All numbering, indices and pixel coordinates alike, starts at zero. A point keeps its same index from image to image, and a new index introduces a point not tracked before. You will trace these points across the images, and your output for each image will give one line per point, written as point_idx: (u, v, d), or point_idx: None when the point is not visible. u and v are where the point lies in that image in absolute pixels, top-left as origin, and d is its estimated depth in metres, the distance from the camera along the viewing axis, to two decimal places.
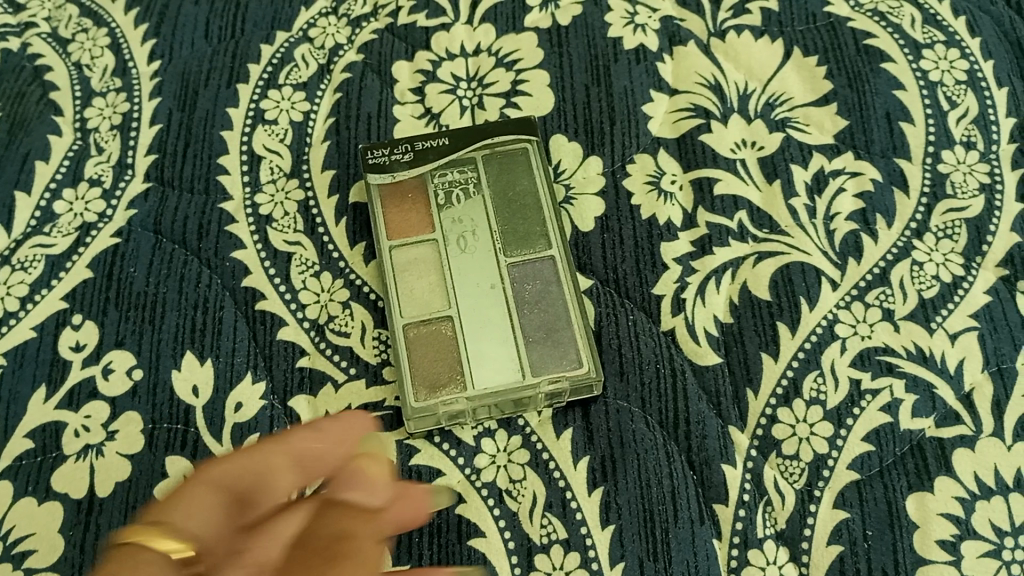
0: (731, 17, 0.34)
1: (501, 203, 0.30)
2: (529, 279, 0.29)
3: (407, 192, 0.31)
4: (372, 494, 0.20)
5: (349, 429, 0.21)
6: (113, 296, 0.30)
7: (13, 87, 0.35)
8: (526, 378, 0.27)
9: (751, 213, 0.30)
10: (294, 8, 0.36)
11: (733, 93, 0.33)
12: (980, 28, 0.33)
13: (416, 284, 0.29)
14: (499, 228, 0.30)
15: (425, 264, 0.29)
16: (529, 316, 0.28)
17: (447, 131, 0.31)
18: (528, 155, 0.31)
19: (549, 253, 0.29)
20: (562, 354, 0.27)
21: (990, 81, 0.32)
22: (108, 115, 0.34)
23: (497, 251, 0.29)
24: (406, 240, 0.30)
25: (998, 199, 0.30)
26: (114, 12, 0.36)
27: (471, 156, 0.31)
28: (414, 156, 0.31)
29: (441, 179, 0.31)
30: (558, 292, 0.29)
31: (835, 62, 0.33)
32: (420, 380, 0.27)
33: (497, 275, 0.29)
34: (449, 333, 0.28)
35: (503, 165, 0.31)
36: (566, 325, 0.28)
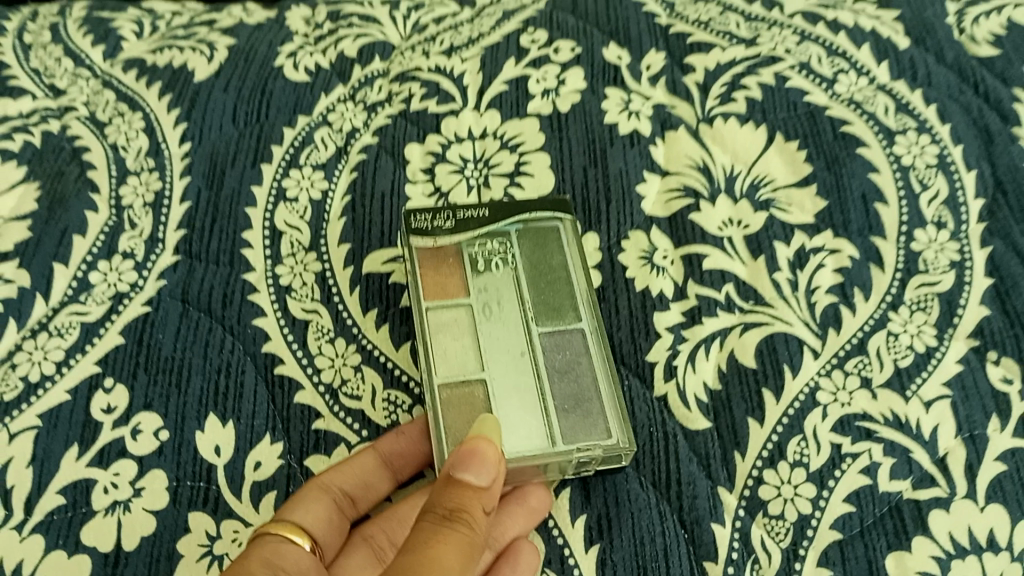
0: (718, 105, 0.37)
1: (534, 278, 0.32)
2: (559, 350, 0.30)
3: (443, 259, 0.33)
4: (480, 478, 0.24)
5: (472, 454, 0.24)
6: (142, 361, 0.32)
7: (53, 166, 0.37)
8: (555, 444, 0.28)
9: (737, 286, 0.33)
10: (315, 95, 0.39)
11: (720, 175, 0.35)
12: (949, 116, 0.36)
13: (450, 346, 0.30)
14: (531, 301, 0.32)
15: (460, 328, 0.31)
16: (558, 386, 0.30)
17: (487, 202, 0.33)
18: (557, 234, 0.33)
19: (578, 326, 0.31)
20: (591, 422, 0.29)
21: (959, 166, 0.35)
22: (142, 192, 0.36)
23: (529, 322, 0.31)
24: (443, 304, 0.31)
25: (967, 275, 0.32)
26: (149, 98, 0.40)
27: (507, 230, 0.33)
28: (454, 222, 0.33)
29: (478, 249, 0.33)
30: (587, 364, 0.30)
31: (815, 146, 0.36)
32: (452, 440, 0.28)
33: (528, 344, 0.30)
34: (481, 396, 0.29)
35: (535, 242, 0.33)
36: (594, 396, 0.30)
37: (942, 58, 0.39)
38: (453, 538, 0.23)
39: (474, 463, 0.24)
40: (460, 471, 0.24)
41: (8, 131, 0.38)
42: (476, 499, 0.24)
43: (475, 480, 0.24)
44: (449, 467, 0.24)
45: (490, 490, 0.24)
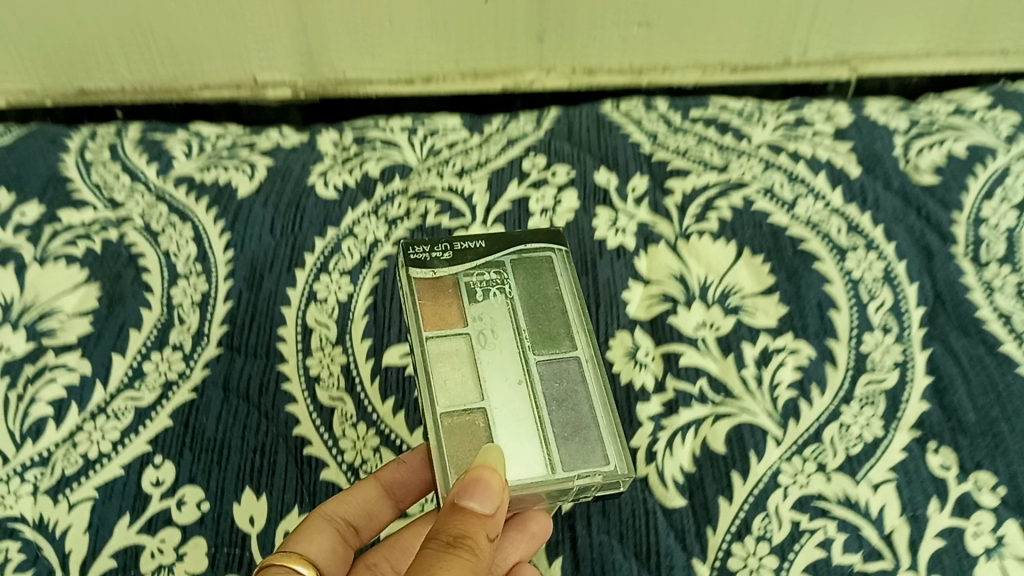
0: (693, 223, 0.43)
1: (529, 306, 0.35)
2: (556, 377, 0.33)
3: (442, 286, 0.35)
4: (483, 506, 0.27)
5: (477, 484, 0.27)
6: (188, 440, 0.36)
7: (113, 269, 0.43)
8: (556, 471, 0.31)
9: (710, 380, 0.37)
10: (342, 210, 0.45)
11: (695, 283, 0.41)
12: (894, 235, 0.42)
13: (450, 372, 0.33)
14: (528, 330, 0.34)
15: (457, 356, 0.33)
16: (556, 413, 0.32)
17: (483, 235, 0.37)
18: (552, 262, 0.36)
19: (573, 354, 0.34)
20: (589, 450, 0.32)
21: (902, 279, 0.40)
22: (190, 292, 0.41)
23: (526, 350, 0.33)
24: (441, 332, 0.34)
25: (909, 374, 0.37)
26: (198, 210, 0.45)
27: (502, 261, 0.36)
28: (450, 252, 0.36)
29: (474, 278, 0.35)
30: (582, 392, 0.33)
31: (777, 260, 0.41)
32: (456, 467, 0.31)
33: (526, 371, 0.33)
34: (481, 425, 0.32)
35: (529, 272, 0.36)
36: (590, 424, 0.32)
37: (889, 186, 0.44)
38: (461, 562, 0.26)
39: (479, 493, 0.27)
40: (466, 500, 0.27)
41: (74, 237, 0.44)
42: (479, 525, 0.27)
43: (479, 507, 0.27)
44: (456, 494, 0.28)
45: (492, 517, 0.28)
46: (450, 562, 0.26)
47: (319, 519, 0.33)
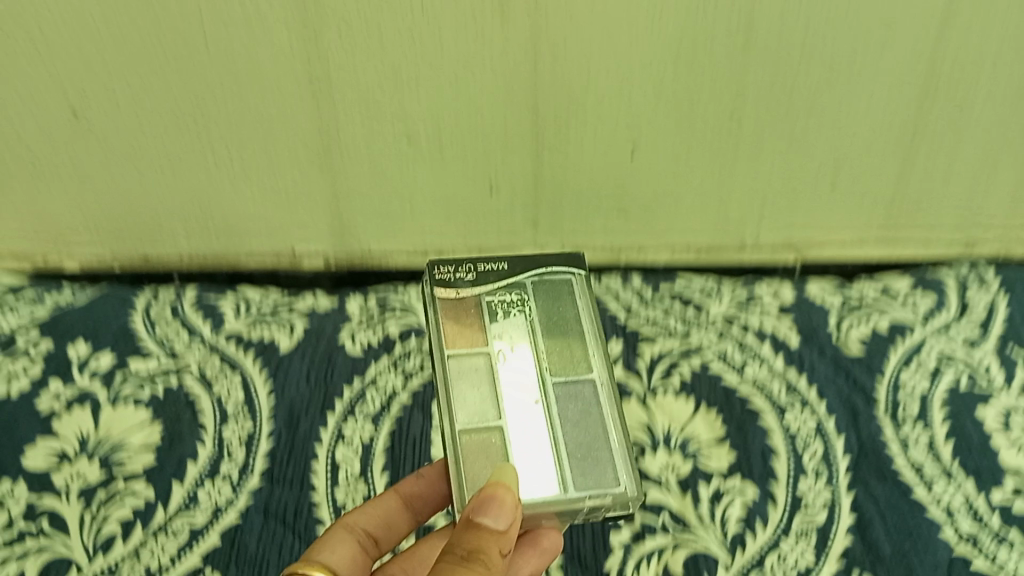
0: (661, 381, 0.52)
1: (548, 332, 0.41)
2: (569, 401, 0.39)
3: (467, 308, 0.41)
4: (494, 522, 0.31)
5: (489, 504, 0.32)
6: (234, 557, 0.44)
7: (173, 411, 0.51)
8: (569, 493, 0.36)
9: (672, 515, 0.45)
10: (367, 364, 0.54)
11: (661, 432, 0.49)
12: (826, 396, 0.50)
13: (471, 390, 0.39)
14: (546, 353, 0.40)
15: (478, 375, 0.39)
16: (570, 435, 0.38)
17: (506, 256, 0.43)
18: (571, 288, 0.43)
19: (587, 378, 0.40)
20: (599, 471, 0.37)
21: (832, 433, 0.48)
22: (238, 431, 0.49)
23: (545, 372, 0.40)
24: (466, 351, 0.40)
25: (836, 513, 0.45)
26: (246, 362, 0.54)
27: (524, 284, 0.42)
28: (475, 273, 0.42)
29: (497, 301, 0.41)
30: (595, 414, 0.39)
31: (729, 415, 0.49)
32: (471, 480, 0.36)
33: (544, 391, 0.39)
34: (496, 441, 0.37)
35: (548, 297, 0.42)
36: (601, 446, 0.38)
37: (824, 354, 0.54)
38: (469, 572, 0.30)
39: (493, 510, 0.32)
40: (479, 516, 0.31)
41: (141, 383, 0.52)
42: (493, 540, 0.31)
43: (493, 524, 0.31)
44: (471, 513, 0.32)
45: (507, 535, 0.32)
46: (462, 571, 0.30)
47: (342, 529, 0.39)
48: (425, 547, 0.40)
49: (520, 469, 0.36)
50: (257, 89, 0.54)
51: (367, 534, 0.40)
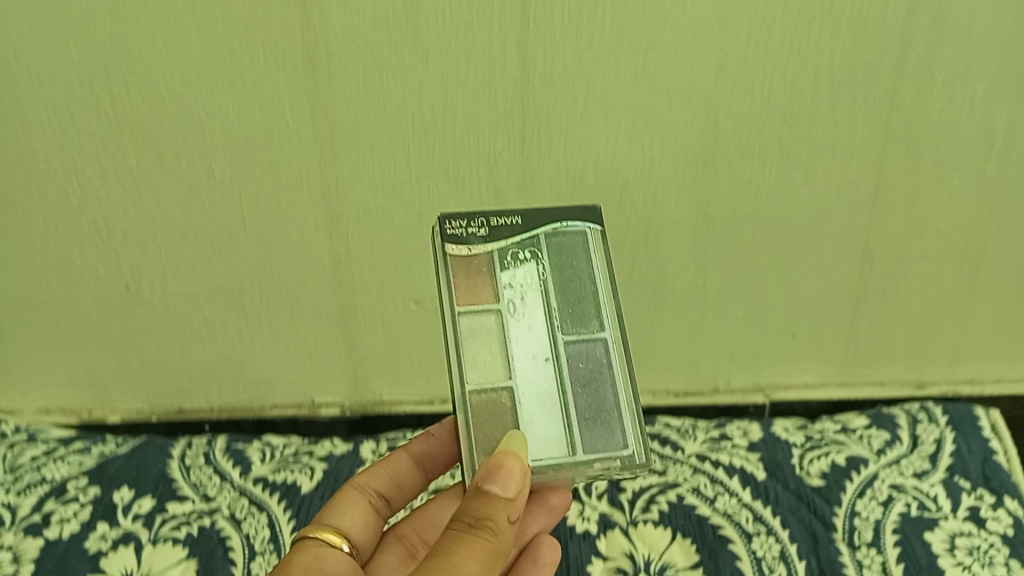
0: (641, 512, 0.58)
1: (560, 286, 0.40)
2: (581, 360, 0.39)
3: (477, 262, 0.39)
4: (502, 490, 0.34)
5: (498, 473, 0.34)
6: None
7: (207, 547, 0.57)
8: (576, 455, 0.37)
9: None
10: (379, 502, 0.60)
11: (641, 559, 0.55)
12: (789, 524, 0.57)
13: (482, 351, 0.38)
14: (559, 308, 0.39)
15: (488, 333, 0.39)
16: (580, 397, 0.38)
17: (519, 211, 0.41)
18: (587, 242, 0.41)
19: (600, 334, 0.39)
20: (611, 437, 0.38)
21: (794, 557, 0.54)
22: (265, 564, 0.56)
23: (557, 330, 0.39)
24: (475, 308, 0.39)
25: None
26: (272, 502, 0.61)
27: (536, 236, 0.40)
28: (486, 229, 0.40)
29: (507, 252, 0.40)
30: (604, 374, 0.39)
31: (702, 542, 0.55)
32: (482, 443, 0.37)
33: (555, 350, 0.39)
34: (506, 402, 0.38)
35: (561, 251, 0.40)
36: (610, 408, 0.38)
37: (787, 485, 0.60)
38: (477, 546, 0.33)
39: (501, 478, 0.34)
40: (488, 485, 0.34)
41: (178, 522, 0.59)
42: (503, 508, 0.34)
43: (502, 491, 0.34)
44: (482, 481, 0.34)
45: (516, 502, 0.34)
46: (470, 541, 0.33)
47: (358, 492, 0.45)
48: (436, 506, 0.47)
49: (530, 438, 0.37)
50: (287, 263, 0.65)
51: (380, 495, 0.46)
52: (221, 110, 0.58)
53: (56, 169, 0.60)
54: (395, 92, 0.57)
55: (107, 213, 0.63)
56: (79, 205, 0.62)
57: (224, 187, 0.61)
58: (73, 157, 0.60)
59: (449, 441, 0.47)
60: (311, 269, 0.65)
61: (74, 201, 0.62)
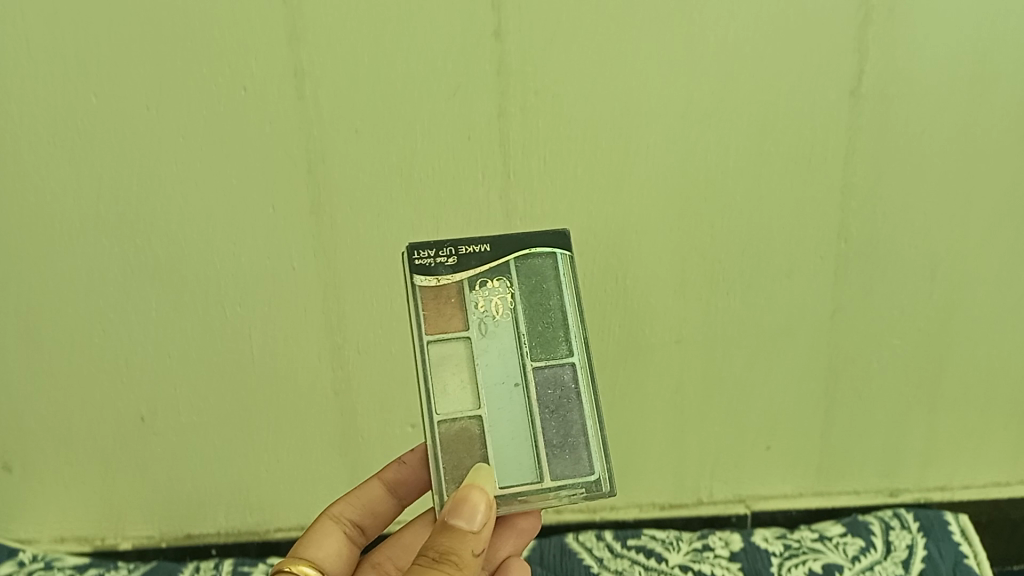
0: None
1: (528, 313, 0.45)
2: (547, 386, 0.45)
3: (447, 291, 0.45)
4: (466, 524, 0.39)
5: (464, 509, 0.39)
6: None
7: None
8: (544, 481, 0.44)
9: None
10: None
11: None
12: None
13: (451, 377, 0.44)
14: (528, 335, 0.45)
15: (457, 360, 0.45)
16: (547, 422, 0.44)
17: (489, 238, 0.46)
18: (555, 267, 0.46)
19: (567, 360, 0.45)
20: (577, 462, 0.44)
21: None
22: None
23: (525, 356, 0.45)
24: (445, 337, 0.45)
25: None
26: None
27: (504, 265, 0.46)
28: (455, 259, 0.45)
29: (475, 283, 0.45)
30: (571, 399, 0.45)
31: None
32: (450, 466, 0.43)
33: (523, 376, 0.45)
34: (474, 429, 0.44)
35: (529, 279, 0.46)
36: (576, 431, 0.44)
37: None
38: None
39: (466, 512, 0.39)
40: (455, 520, 0.39)
41: None
42: (469, 540, 0.39)
43: (467, 524, 0.39)
44: (448, 517, 0.39)
45: (482, 535, 0.39)
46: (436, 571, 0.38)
47: (332, 523, 0.50)
48: (408, 535, 0.52)
49: (497, 460, 0.44)
50: (291, 393, 0.70)
51: (353, 524, 0.51)
52: (233, 255, 0.64)
53: (82, 312, 0.66)
54: (390, 237, 0.63)
55: (127, 351, 0.68)
56: (102, 343, 0.67)
57: (235, 325, 0.67)
58: (99, 301, 0.66)
59: (416, 468, 0.52)
60: (314, 398, 0.70)
61: (97, 341, 0.67)
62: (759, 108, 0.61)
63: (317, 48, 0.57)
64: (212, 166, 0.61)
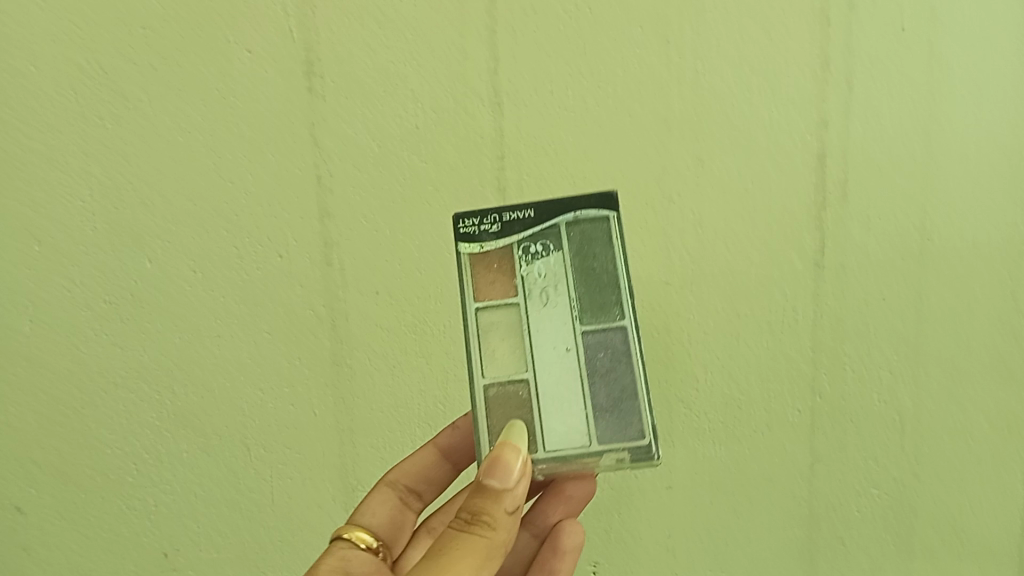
0: None
1: (577, 277, 0.49)
2: (595, 351, 0.48)
3: (495, 257, 0.49)
4: (500, 483, 0.43)
5: (497, 468, 0.43)
6: None
7: None
8: (591, 446, 0.46)
9: None
10: None
11: None
12: None
13: (498, 343, 0.48)
14: (578, 300, 0.48)
15: (505, 324, 0.49)
16: (595, 387, 0.47)
17: (532, 205, 0.50)
18: (605, 228, 0.49)
19: (618, 324, 0.48)
20: (623, 425, 0.46)
21: None
22: None
23: (575, 321, 0.48)
24: (494, 301, 0.49)
25: None
26: None
27: (553, 228, 0.49)
28: (499, 226, 0.49)
29: (523, 248, 0.49)
30: (620, 363, 0.47)
31: None
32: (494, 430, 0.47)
33: (572, 341, 0.48)
34: (521, 394, 0.47)
35: (578, 242, 0.49)
36: (626, 395, 0.47)
37: None
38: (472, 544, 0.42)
39: (500, 472, 0.43)
40: (489, 480, 0.43)
41: None
42: (502, 501, 0.43)
43: (499, 483, 0.43)
44: (484, 474, 0.43)
45: (517, 493, 0.43)
46: (469, 534, 0.43)
47: (388, 489, 0.59)
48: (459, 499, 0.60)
49: (543, 423, 0.47)
50: (306, 532, 0.69)
51: (407, 489, 0.59)
52: (259, 403, 0.67)
53: (119, 451, 0.67)
54: (403, 389, 0.68)
55: (156, 490, 0.68)
56: (133, 483, 0.68)
57: (259, 466, 0.68)
58: (133, 444, 0.67)
59: (467, 435, 0.59)
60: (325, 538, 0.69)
61: (129, 481, 0.68)
62: (733, 274, 0.69)
63: (346, 222, 0.66)
64: (247, 323, 0.66)
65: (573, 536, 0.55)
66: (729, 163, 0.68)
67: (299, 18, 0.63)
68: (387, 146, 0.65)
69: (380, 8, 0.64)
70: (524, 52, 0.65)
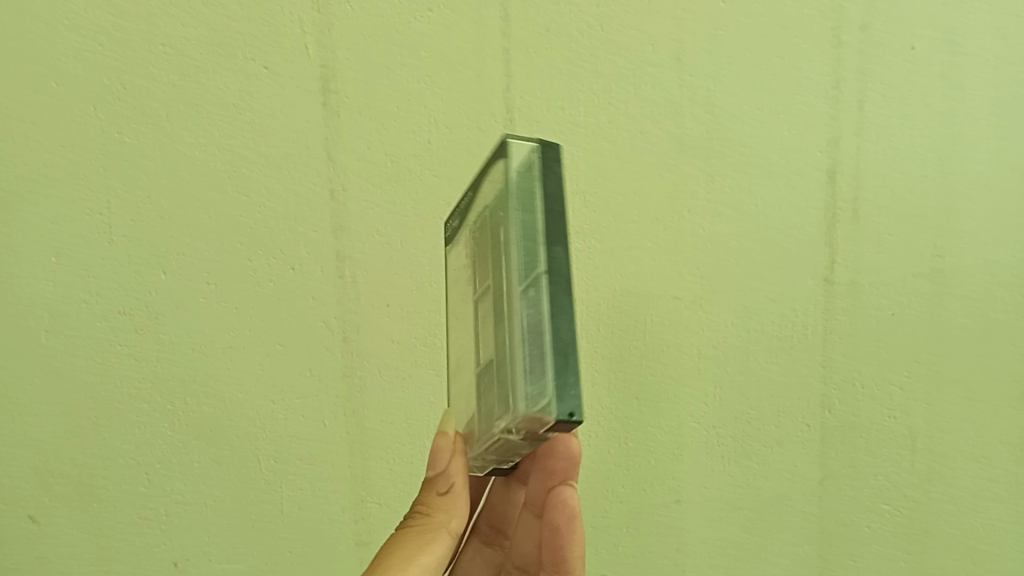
0: None
1: (500, 241, 0.38)
2: (513, 308, 0.36)
3: (479, 241, 0.43)
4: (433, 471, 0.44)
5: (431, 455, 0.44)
6: None
7: None
8: (508, 423, 0.35)
9: None
10: None
11: None
12: None
13: (482, 326, 0.40)
14: (502, 253, 0.37)
15: (480, 306, 0.41)
16: (509, 342, 0.35)
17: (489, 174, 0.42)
18: (524, 171, 0.38)
19: (534, 271, 0.35)
20: (532, 380, 0.33)
21: None
22: None
23: (502, 277, 0.37)
24: (476, 286, 0.42)
25: None
26: None
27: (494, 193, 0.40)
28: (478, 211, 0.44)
29: (485, 220, 0.42)
30: (531, 313, 0.35)
31: None
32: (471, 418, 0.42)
33: (501, 313, 0.37)
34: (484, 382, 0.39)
35: (504, 202, 0.39)
36: (525, 352, 0.34)
37: None
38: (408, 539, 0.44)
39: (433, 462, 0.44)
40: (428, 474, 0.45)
41: None
42: (437, 487, 0.45)
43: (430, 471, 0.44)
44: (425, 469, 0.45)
45: (449, 473, 0.44)
46: (411, 530, 0.45)
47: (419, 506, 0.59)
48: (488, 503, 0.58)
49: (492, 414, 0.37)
50: (318, 544, 0.69)
51: None
52: (271, 415, 0.67)
53: (132, 462, 0.66)
54: (415, 401, 0.68)
55: (170, 501, 0.67)
56: (147, 493, 0.67)
57: (272, 476, 0.68)
58: (147, 454, 0.66)
59: None
60: (338, 551, 0.69)
61: (143, 490, 0.67)
62: (746, 292, 0.69)
63: (360, 236, 0.66)
64: (260, 336, 0.66)
65: (572, 498, 0.49)
66: (741, 181, 0.68)
67: (315, 37, 0.64)
68: (402, 162, 0.66)
69: (396, 27, 0.65)
70: (538, 71, 0.66)
